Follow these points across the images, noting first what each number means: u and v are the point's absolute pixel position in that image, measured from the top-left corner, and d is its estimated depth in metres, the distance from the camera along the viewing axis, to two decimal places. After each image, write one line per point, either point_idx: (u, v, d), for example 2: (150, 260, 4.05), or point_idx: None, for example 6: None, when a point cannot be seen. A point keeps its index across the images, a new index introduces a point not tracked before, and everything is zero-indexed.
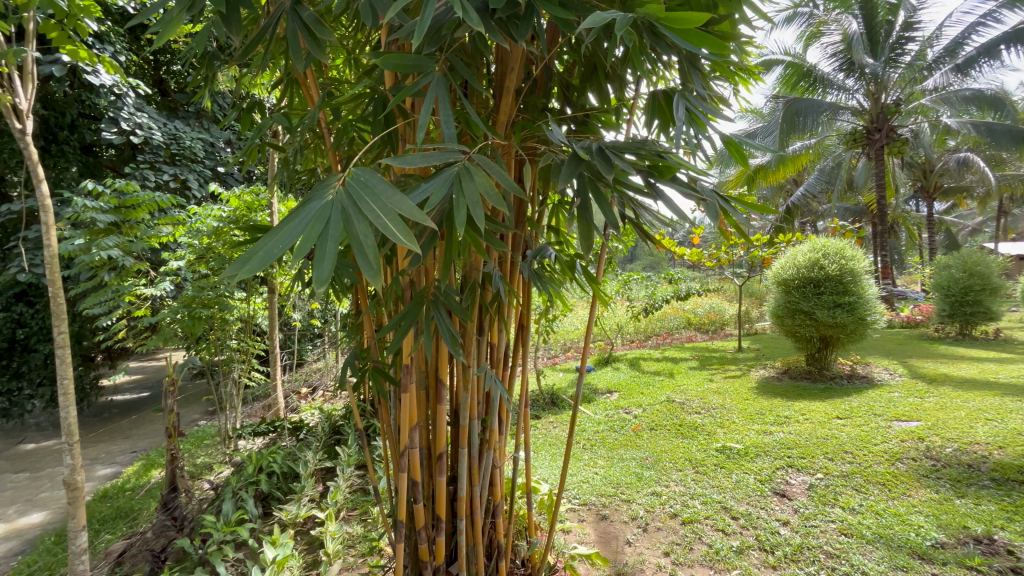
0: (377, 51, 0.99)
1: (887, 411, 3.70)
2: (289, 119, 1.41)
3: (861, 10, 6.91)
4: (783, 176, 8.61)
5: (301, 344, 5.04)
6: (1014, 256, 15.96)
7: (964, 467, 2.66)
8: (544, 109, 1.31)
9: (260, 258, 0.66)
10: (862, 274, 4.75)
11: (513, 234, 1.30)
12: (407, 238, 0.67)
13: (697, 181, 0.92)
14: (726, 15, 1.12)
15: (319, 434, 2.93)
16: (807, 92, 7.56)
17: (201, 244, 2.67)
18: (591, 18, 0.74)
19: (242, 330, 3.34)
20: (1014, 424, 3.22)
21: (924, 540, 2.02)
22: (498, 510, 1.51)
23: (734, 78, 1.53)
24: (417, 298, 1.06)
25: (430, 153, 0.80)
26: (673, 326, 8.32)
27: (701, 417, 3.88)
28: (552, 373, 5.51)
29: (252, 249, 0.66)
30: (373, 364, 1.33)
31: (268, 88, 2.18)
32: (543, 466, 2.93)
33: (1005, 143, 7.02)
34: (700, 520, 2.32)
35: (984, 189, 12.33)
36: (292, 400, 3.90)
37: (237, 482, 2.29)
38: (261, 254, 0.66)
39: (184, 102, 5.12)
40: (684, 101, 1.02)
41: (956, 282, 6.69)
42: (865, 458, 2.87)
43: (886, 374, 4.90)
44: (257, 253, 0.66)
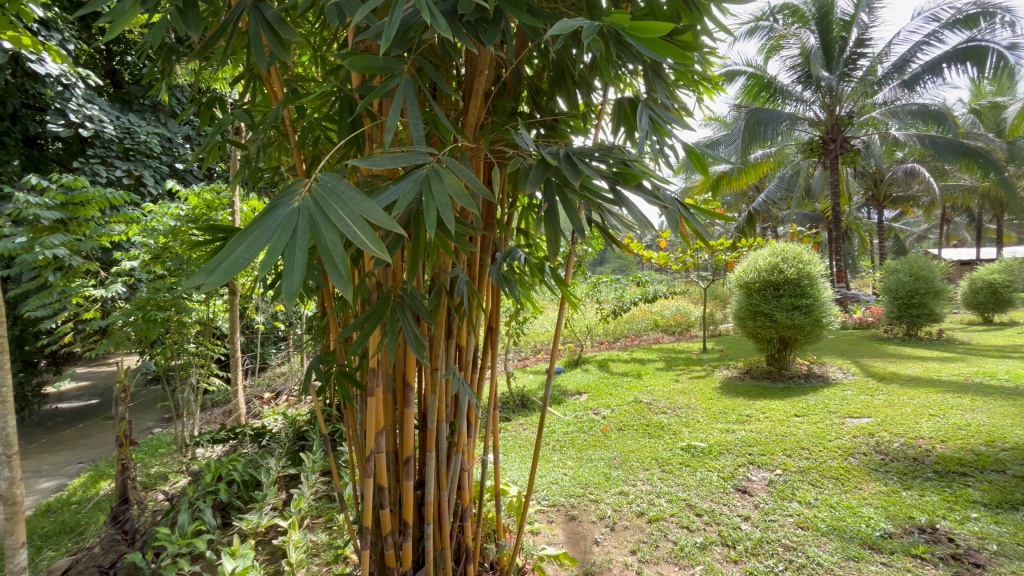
0: (344, 51, 0.98)
1: (841, 408, 3.88)
2: (252, 117, 1.36)
3: (817, 26, 7.31)
4: (746, 183, 8.93)
5: (264, 347, 4.89)
6: (954, 261, 17.04)
7: (910, 460, 2.81)
8: (514, 112, 1.31)
9: (226, 268, 0.64)
10: (818, 278, 4.97)
11: (482, 237, 1.30)
12: (377, 246, 0.67)
13: (660, 189, 0.95)
14: (690, 27, 1.16)
15: (282, 440, 2.85)
16: (768, 103, 7.87)
17: (157, 243, 2.55)
18: (557, 26, 0.75)
19: (201, 334, 3.21)
20: (954, 419, 3.43)
21: (873, 531, 2.13)
22: (467, 514, 1.50)
23: (697, 87, 1.57)
24: (384, 300, 1.04)
25: (398, 155, 0.79)
26: (641, 328, 8.50)
27: (668, 417, 3.97)
28: (523, 375, 5.53)
29: (218, 260, 0.64)
30: (338, 368, 1.30)
31: (229, 83, 2.10)
32: (512, 468, 2.93)
33: (947, 155, 7.48)
34: (666, 517, 2.37)
35: (929, 198, 13.10)
36: (255, 405, 3.77)
37: (194, 492, 2.20)
38: (227, 265, 0.64)
39: (140, 95, 4.90)
40: (649, 111, 1.05)
41: (903, 286, 7.09)
42: (820, 453, 3.01)
43: (840, 373, 5.14)
44: (223, 263, 0.64)
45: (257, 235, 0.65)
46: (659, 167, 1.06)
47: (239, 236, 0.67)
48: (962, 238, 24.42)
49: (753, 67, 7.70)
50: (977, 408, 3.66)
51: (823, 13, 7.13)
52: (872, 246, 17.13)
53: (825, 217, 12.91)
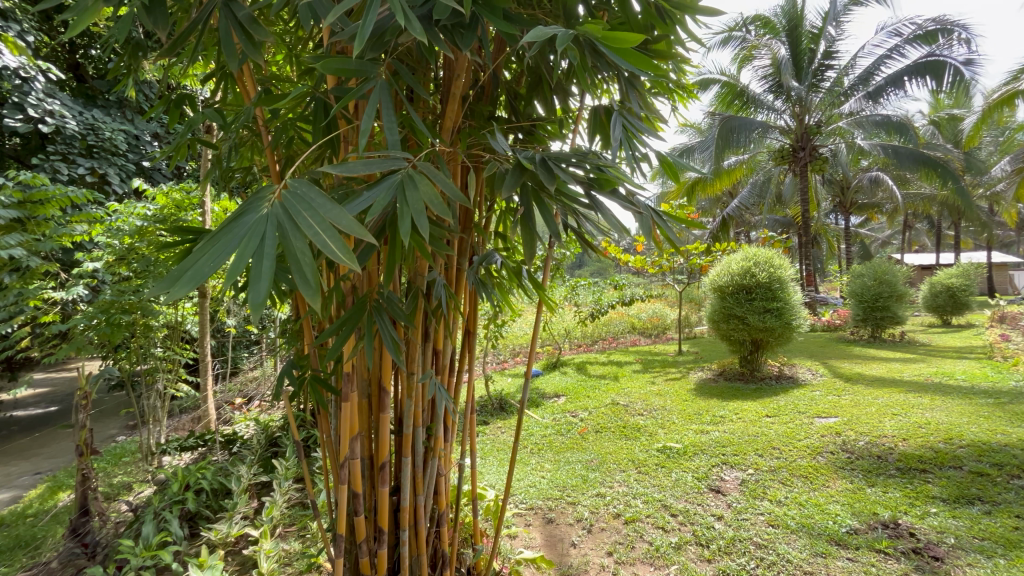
0: (318, 52, 0.97)
1: (810, 408, 4.00)
2: (223, 116, 1.33)
3: (788, 37, 7.55)
4: (719, 189, 9.14)
5: (236, 351, 4.77)
6: (915, 265, 17.80)
7: (874, 458, 2.92)
8: (491, 116, 1.32)
9: (190, 276, 0.62)
10: (788, 281, 5.11)
11: (459, 240, 1.30)
12: (347, 255, 0.66)
13: (635, 195, 0.96)
14: (662, 36, 1.18)
15: (254, 447, 2.78)
16: (740, 111, 8.08)
17: (122, 244, 2.45)
18: (531, 32, 0.76)
19: (168, 338, 3.11)
20: (915, 418, 3.57)
21: (840, 528, 2.20)
22: (443, 519, 1.49)
23: (672, 96, 1.61)
24: (359, 303, 1.03)
25: (372, 160, 0.79)
26: (618, 330, 8.60)
27: (644, 418, 4.03)
28: (501, 378, 5.53)
29: (181, 267, 0.63)
30: (312, 372, 1.28)
31: (200, 81, 2.05)
32: (490, 472, 2.93)
33: (908, 164, 7.80)
34: (642, 518, 2.40)
35: (892, 206, 13.65)
36: (225, 411, 3.67)
37: (160, 502, 2.12)
38: (191, 273, 0.63)
39: (105, 90, 4.74)
40: (623, 119, 1.07)
41: (868, 290, 7.37)
42: (790, 453, 3.09)
43: (808, 374, 5.30)
44: (187, 271, 0.63)
45: (222, 243, 0.63)
46: (633, 174, 1.08)
47: (204, 243, 0.65)
48: (922, 244, 25.53)
49: (726, 76, 7.89)
50: (936, 407, 3.83)
51: (793, 26, 7.42)
52: (839, 251, 17.74)
53: (795, 222, 13.31)
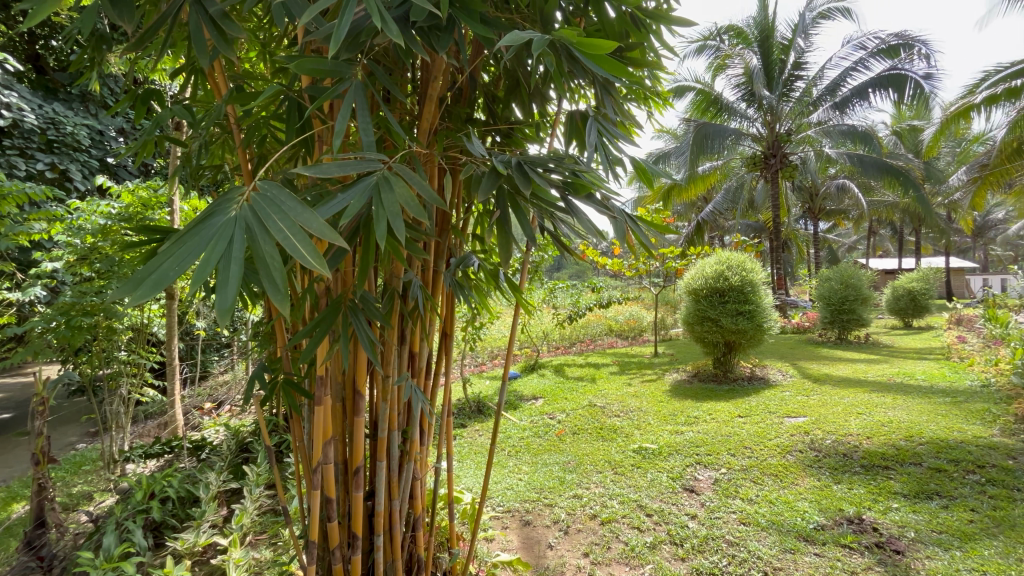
0: (291, 51, 0.95)
1: (780, 409, 4.11)
2: (193, 113, 1.29)
3: (760, 48, 7.76)
4: (694, 194, 9.33)
5: (206, 354, 4.63)
6: (879, 270, 18.52)
7: (840, 456, 3.02)
8: (468, 119, 1.32)
9: (154, 281, 0.61)
10: (760, 285, 5.24)
11: (436, 242, 1.29)
12: (319, 259, 0.65)
13: (609, 199, 0.98)
14: (637, 44, 1.21)
15: (224, 453, 2.70)
16: (714, 118, 8.28)
17: (83, 243, 2.34)
18: (507, 36, 0.77)
19: (133, 341, 3.00)
20: (878, 417, 3.71)
21: (808, 524, 2.26)
22: (419, 524, 1.47)
23: (647, 102, 1.64)
24: (334, 305, 1.01)
25: (347, 161, 0.78)
26: (596, 333, 8.67)
27: (620, 420, 4.07)
28: (479, 381, 5.51)
29: (144, 271, 0.60)
30: (284, 376, 1.26)
31: (168, 76, 1.99)
32: (467, 475, 2.91)
33: (873, 173, 8.12)
34: (618, 519, 2.42)
35: (857, 212, 14.17)
36: (194, 416, 3.55)
37: (123, 512, 2.04)
38: (154, 278, 0.61)
39: (66, 83, 4.56)
40: (598, 125, 1.09)
41: (835, 293, 7.63)
42: (762, 452, 3.17)
43: (779, 375, 5.44)
44: (151, 275, 0.61)
45: (188, 246, 0.62)
46: (608, 178, 1.10)
47: (169, 246, 0.64)
48: (885, 249, 26.57)
49: (701, 84, 8.07)
50: (898, 406, 3.98)
51: (764, 36, 7.65)
52: (808, 255, 18.32)
53: (767, 227, 13.67)
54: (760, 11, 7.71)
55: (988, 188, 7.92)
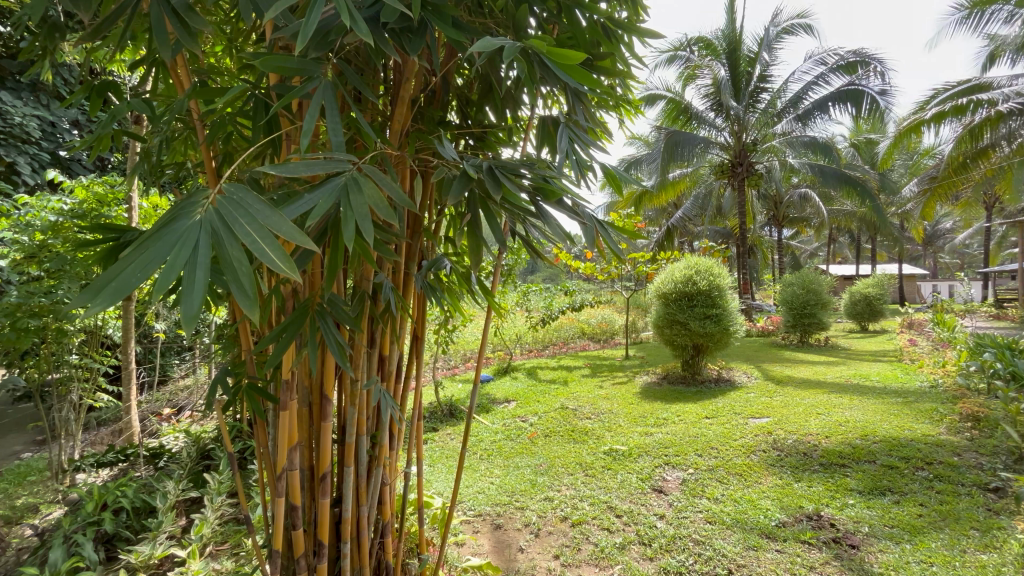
0: (258, 48, 0.93)
1: (744, 409, 4.24)
2: (153, 107, 1.25)
3: (727, 60, 8.02)
4: (665, 200, 9.55)
5: (166, 358, 4.45)
6: (838, 276, 19.34)
7: (800, 455, 3.13)
8: (441, 121, 1.32)
9: (114, 287, 0.58)
10: (726, 289, 5.40)
11: (407, 244, 1.28)
12: (287, 262, 0.64)
13: (579, 205, 1.00)
14: (608, 54, 1.23)
15: (183, 461, 2.60)
16: (684, 127, 8.50)
17: (31, 241, 2.21)
18: (478, 42, 0.78)
19: (86, 343, 2.86)
20: (836, 417, 3.87)
21: (770, 521, 2.33)
22: (388, 530, 1.45)
23: (618, 110, 1.67)
24: (301, 308, 0.99)
25: (315, 162, 0.77)
26: (568, 336, 8.74)
27: (592, 422, 4.12)
28: (452, 384, 5.48)
29: (102, 278, 0.58)
30: (248, 380, 1.22)
31: (127, 68, 1.91)
32: (438, 479, 2.89)
33: (832, 183, 8.48)
34: (588, 520, 2.44)
35: (818, 220, 14.78)
36: (151, 422, 3.40)
37: (72, 525, 1.93)
38: (115, 284, 0.58)
39: (16, 72, 4.33)
40: (569, 132, 1.11)
41: (797, 298, 7.92)
42: (727, 452, 3.26)
43: (744, 377, 5.61)
44: (110, 282, 0.58)
45: (151, 252, 0.59)
46: (579, 184, 1.11)
47: (130, 252, 0.61)
48: (844, 256, 27.73)
49: (672, 93, 8.28)
50: (854, 406, 4.17)
51: (732, 48, 7.92)
52: (772, 261, 18.97)
53: (733, 233, 14.09)
54: (728, 24, 7.98)
55: (937, 199, 8.38)
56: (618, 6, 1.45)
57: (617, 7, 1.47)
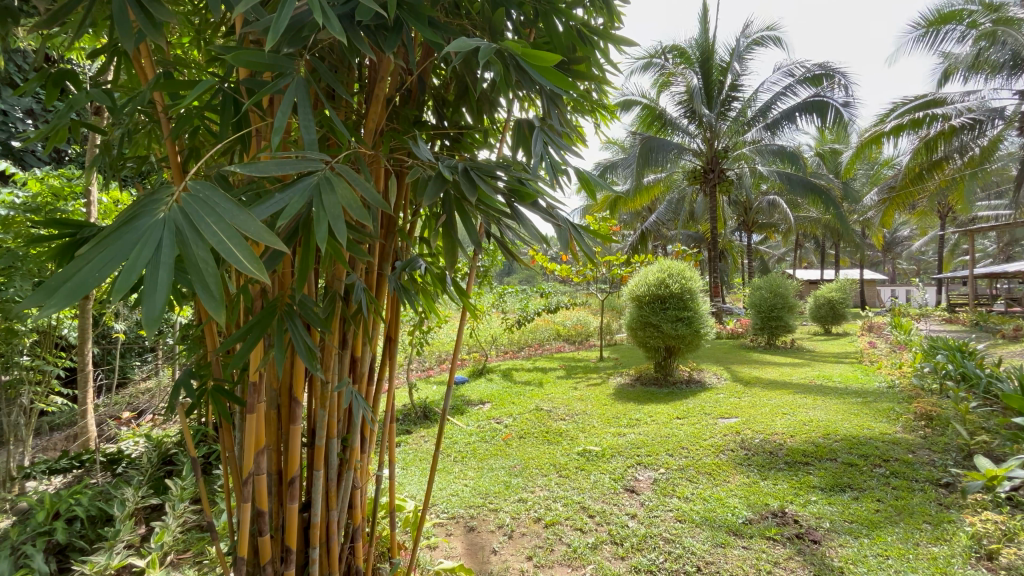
0: (228, 42, 0.91)
1: (714, 410, 4.35)
2: (114, 98, 1.20)
3: (700, 68, 8.21)
4: (639, 204, 9.71)
5: (126, 360, 4.28)
6: (803, 280, 20.05)
7: (767, 453, 3.23)
8: (416, 121, 1.31)
9: (70, 287, 0.56)
10: (697, 292, 5.52)
11: (380, 245, 1.26)
12: (256, 263, 0.63)
13: (554, 207, 1.01)
14: (583, 58, 1.25)
15: (143, 466, 2.50)
16: (659, 133, 8.67)
17: None
18: (454, 42, 0.77)
19: (38, 344, 2.72)
20: (801, 416, 4.00)
21: (737, 519, 2.40)
22: (358, 534, 1.43)
23: (593, 114, 1.69)
24: (270, 308, 0.96)
25: (287, 160, 0.75)
26: (544, 337, 8.78)
27: (566, 423, 4.14)
28: (426, 386, 5.43)
29: (57, 277, 0.55)
30: (214, 382, 1.18)
31: (86, 57, 1.83)
32: (411, 482, 2.86)
33: (799, 190, 8.78)
34: (561, 521, 2.46)
35: (786, 226, 15.27)
36: (109, 427, 3.26)
37: (20, 536, 1.83)
38: (71, 284, 0.56)
39: None
40: (544, 135, 1.12)
41: (765, 302, 8.17)
42: (697, 451, 3.33)
43: (714, 378, 5.75)
44: (66, 281, 0.56)
45: (110, 250, 0.57)
46: (554, 187, 1.12)
47: (88, 250, 0.59)
48: (810, 261, 28.70)
49: (647, 99, 8.43)
50: (817, 406, 4.32)
51: (704, 57, 8.12)
52: (742, 265, 19.50)
53: (705, 238, 14.41)
54: (701, 34, 8.18)
55: (896, 208, 8.78)
56: (593, 13, 1.48)
57: (592, 13, 1.49)
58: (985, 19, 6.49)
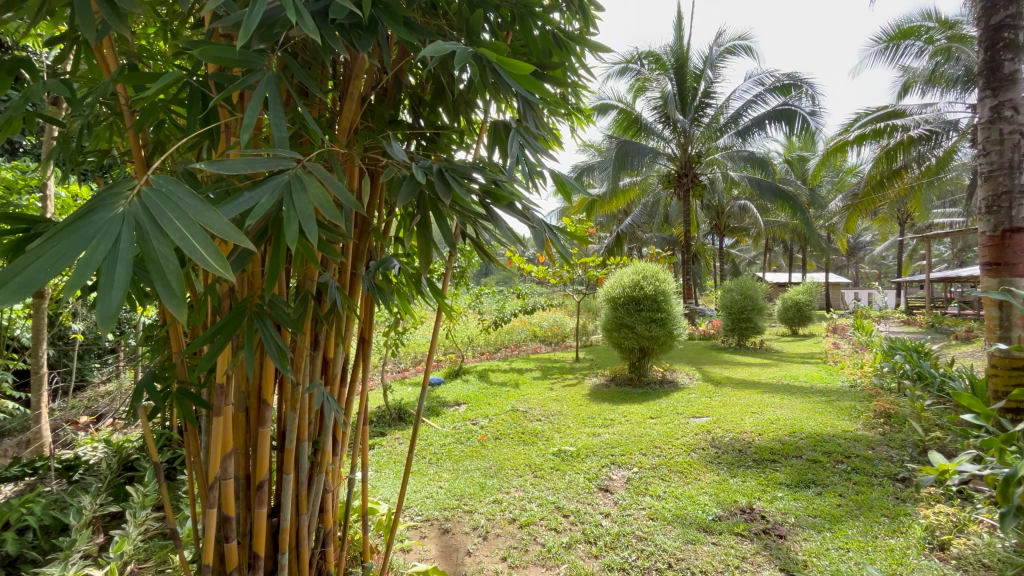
0: (195, 35, 0.89)
1: (686, 409, 4.44)
2: (73, 89, 1.15)
3: (675, 74, 8.38)
4: (615, 207, 9.84)
5: (84, 362, 4.09)
6: (772, 283, 20.68)
7: (736, 451, 3.31)
8: (391, 120, 1.30)
9: (19, 283, 0.53)
10: (671, 294, 5.63)
11: (354, 245, 1.25)
12: (221, 262, 0.61)
13: (530, 209, 1.01)
14: (559, 62, 1.27)
15: (102, 473, 2.39)
16: (634, 137, 8.81)
17: None
18: (430, 45, 0.77)
19: None
20: (769, 415, 4.13)
21: (707, 516, 2.45)
22: (330, 539, 1.41)
23: (569, 117, 1.71)
24: (239, 307, 0.94)
25: (256, 158, 0.74)
26: (521, 338, 8.80)
27: (541, 424, 4.16)
28: (401, 387, 5.38)
29: (5, 271, 0.53)
30: (179, 384, 1.15)
31: (43, 45, 1.75)
32: (385, 485, 2.82)
33: (768, 196, 9.05)
34: (536, 521, 2.47)
35: (756, 230, 15.73)
36: (65, 432, 3.11)
37: None
38: (20, 279, 0.53)
39: None
40: (521, 137, 1.13)
41: (736, 304, 8.38)
42: (669, 450, 3.40)
43: (686, 378, 5.87)
44: (14, 276, 0.53)
45: (64, 244, 0.55)
46: (530, 190, 1.14)
47: (40, 243, 0.56)
48: (778, 265, 29.62)
49: (623, 104, 8.56)
50: (784, 404, 4.46)
51: (679, 64, 8.30)
52: (714, 268, 19.98)
53: (679, 241, 14.70)
54: (676, 41, 8.36)
55: (859, 214, 9.15)
56: (569, 16, 1.49)
57: (569, 17, 1.50)
58: (941, 35, 6.82)
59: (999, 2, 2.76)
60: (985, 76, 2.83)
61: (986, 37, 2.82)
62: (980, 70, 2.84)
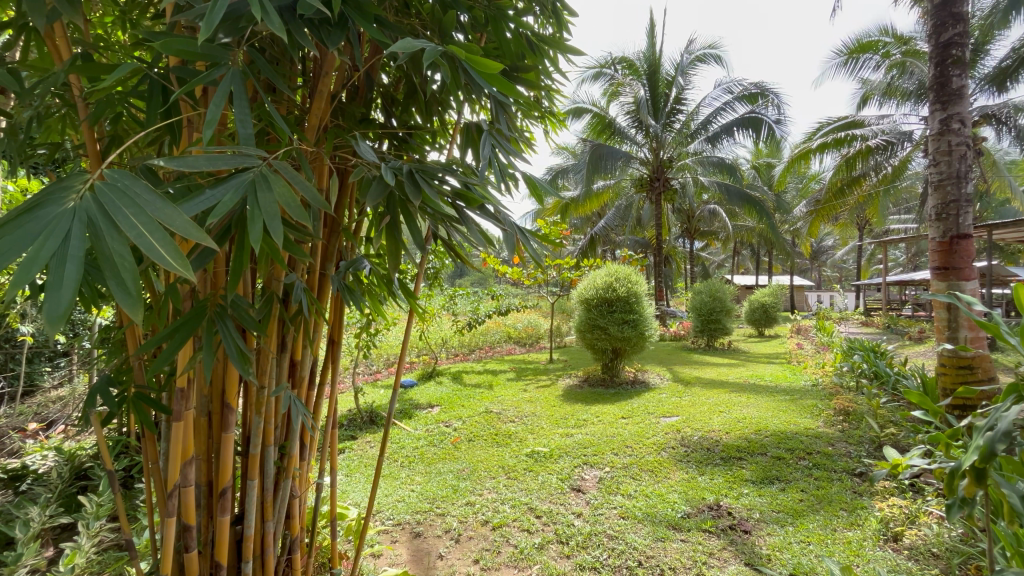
0: (155, 26, 0.85)
1: (657, 409, 4.53)
2: (21, 79, 1.09)
3: (647, 80, 8.53)
4: (589, 210, 9.95)
5: (33, 366, 3.88)
6: (740, 285, 21.32)
7: (704, 450, 3.40)
8: (363, 119, 1.29)
9: None
10: (642, 296, 5.73)
11: (322, 245, 1.23)
12: (181, 261, 0.59)
13: (501, 211, 1.01)
14: (531, 65, 1.28)
15: (52, 482, 2.27)
16: (608, 141, 8.94)
17: None
18: (397, 42, 0.77)
19: None
20: (735, 414, 4.25)
21: (676, 513, 2.50)
22: (296, 545, 1.37)
23: (543, 120, 1.73)
24: (199, 308, 0.91)
25: (219, 155, 0.71)
26: (495, 340, 8.80)
27: (515, 425, 4.17)
28: (373, 390, 5.29)
29: None
30: (136, 389, 1.10)
31: None
32: (355, 489, 2.78)
33: (736, 200, 9.32)
34: (509, 522, 2.47)
35: (725, 234, 16.19)
36: (11, 440, 2.94)
37: None
38: None
39: None
40: (493, 139, 1.14)
41: (705, 306, 8.60)
42: (640, 449, 3.46)
43: (657, 379, 5.98)
44: None
45: (9, 240, 0.52)
46: (502, 191, 1.14)
47: None
48: (745, 268, 30.50)
49: (597, 108, 8.68)
50: (750, 403, 4.60)
51: (651, 70, 8.46)
52: (685, 270, 20.46)
53: (651, 244, 14.97)
54: (648, 47, 8.53)
55: (821, 220, 9.51)
56: (543, 20, 1.50)
57: (542, 21, 1.51)
58: (896, 50, 7.17)
59: (948, 20, 2.92)
60: (935, 90, 2.99)
61: (936, 53, 2.98)
62: (931, 84, 3.00)
